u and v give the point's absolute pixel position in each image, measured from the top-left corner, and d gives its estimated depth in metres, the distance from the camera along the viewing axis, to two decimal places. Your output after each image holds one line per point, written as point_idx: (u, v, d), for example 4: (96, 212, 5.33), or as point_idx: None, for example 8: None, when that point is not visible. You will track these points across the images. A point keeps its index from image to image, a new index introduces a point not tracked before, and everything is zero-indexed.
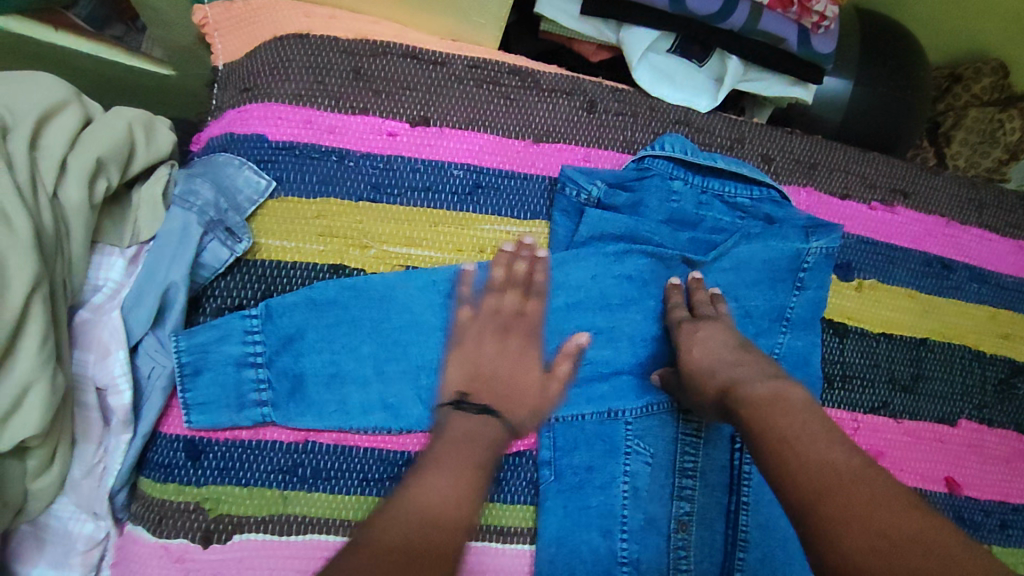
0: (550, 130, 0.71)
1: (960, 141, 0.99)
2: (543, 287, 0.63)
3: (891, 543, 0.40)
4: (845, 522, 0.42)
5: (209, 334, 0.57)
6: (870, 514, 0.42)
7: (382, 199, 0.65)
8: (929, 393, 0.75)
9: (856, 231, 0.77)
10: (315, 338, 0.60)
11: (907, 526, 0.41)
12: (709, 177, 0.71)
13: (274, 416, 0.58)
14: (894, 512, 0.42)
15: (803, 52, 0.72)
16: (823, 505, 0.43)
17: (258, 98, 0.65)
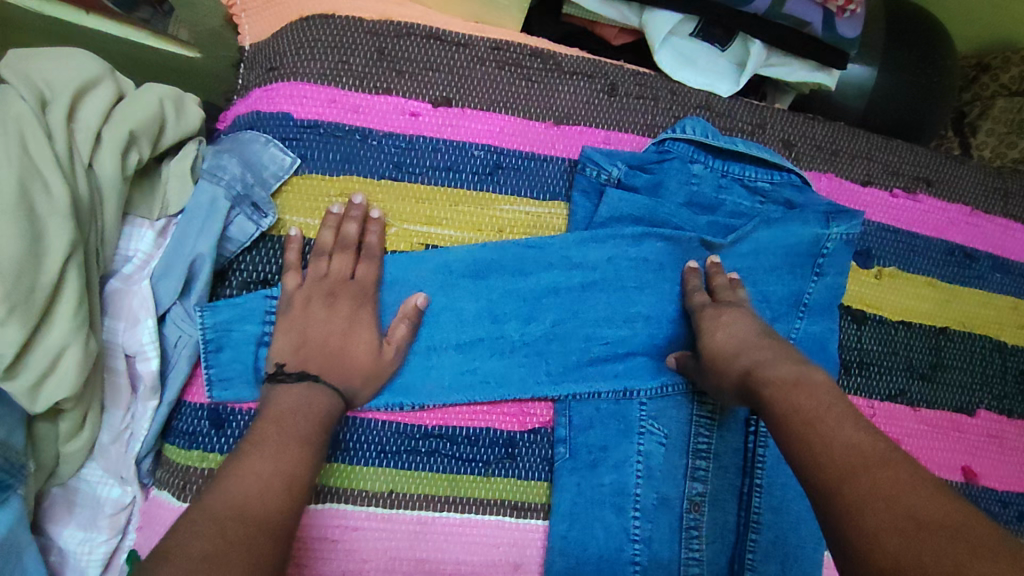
0: (570, 113, 0.71)
1: (986, 132, 0.97)
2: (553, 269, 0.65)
3: (918, 524, 0.38)
4: (872, 502, 0.41)
5: (233, 313, 0.59)
6: (898, 496, 0.40)
7: (403, 178, 0.65)
8: (948, 382, 0.75)
9: (878, 218, 0.77)
10: None
11: (934, 508, 0.39)
12: (730, 161, 0.71)
13: None
14: (924, 483, 0.41)
15: (828, 35, 0.72)
16: (849, 486, 0.43)
17: (284, 77, 0.66)
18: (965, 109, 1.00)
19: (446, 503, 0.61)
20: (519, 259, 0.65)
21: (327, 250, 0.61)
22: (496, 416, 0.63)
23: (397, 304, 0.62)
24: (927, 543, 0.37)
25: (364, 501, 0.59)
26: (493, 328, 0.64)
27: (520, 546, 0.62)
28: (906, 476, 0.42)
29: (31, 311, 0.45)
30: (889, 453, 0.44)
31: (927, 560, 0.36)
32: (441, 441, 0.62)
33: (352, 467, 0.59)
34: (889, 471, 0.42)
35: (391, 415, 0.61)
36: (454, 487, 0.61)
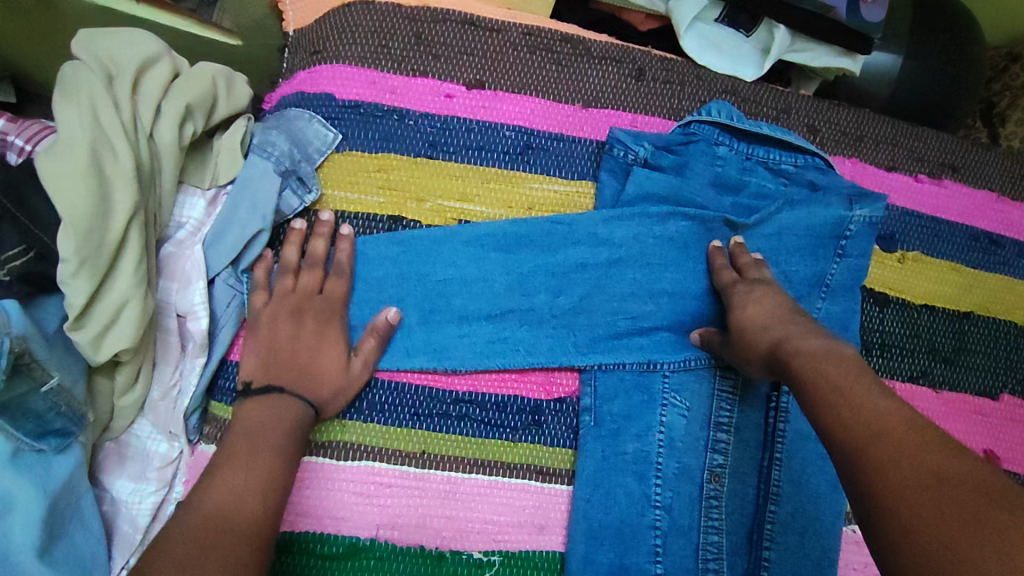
0: (599, 97, 0.73)
1: (1016, 121, 0.97)
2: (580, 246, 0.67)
3: (942, 479, 0.40)
4: (895, 461, 0.42)
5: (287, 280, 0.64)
6: (923, 454, 0.42)
7: (438, 157, 0.68)
8: (971, 366, 0.75)
9: (901, 203, 0.78)
10: (367, 287, 0.64)
11: (959, 464, 0.40)
12: (754, 144, 0.73)
13: None
14: (948, 443, 0.42)
15: (853, 20, 0.75)
16: (872, 446, 0.44)
17: (327, 60, 0.70)
18: (994, 99, 1.00)
19: (475, 465, 0.63)
20: (547, 235, 0.67)
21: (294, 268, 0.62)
22: (523, 384, 0.66)
23: (431, 276, 0.65)
24: (950, 497, 0.38)
25: (397, 460, 0.62)
26: (521, 301, 0.66)
27: (544, 508, 0.64)
28: (930, 437, 0.43)
29: (97, 266, 0.50)
30: (914, 415, 0.45)
31: (950, 512, 0.37)
32: (471, 406, 0.64)
33: (387, 428, 0.63)
34: (914, 432, 0.43)
35: (423, 379, 0.64)
36: (482, 451, 0.64)
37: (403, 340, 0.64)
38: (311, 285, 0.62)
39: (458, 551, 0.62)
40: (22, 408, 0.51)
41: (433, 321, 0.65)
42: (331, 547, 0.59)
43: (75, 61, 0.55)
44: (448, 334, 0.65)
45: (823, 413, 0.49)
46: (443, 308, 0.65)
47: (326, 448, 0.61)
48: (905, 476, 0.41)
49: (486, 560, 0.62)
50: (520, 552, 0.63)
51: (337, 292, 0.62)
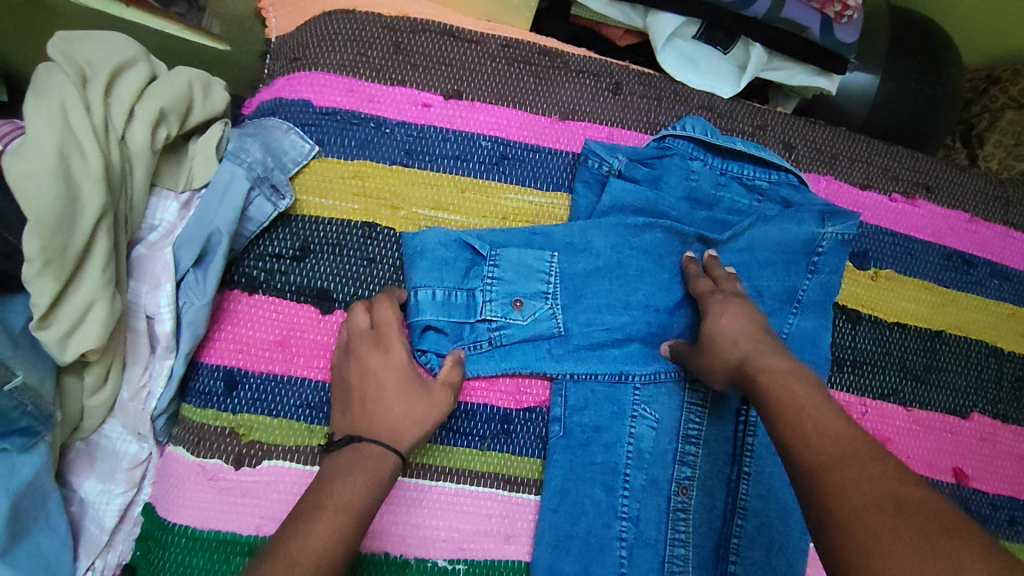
0: (575, 109, 0.74)
1: (994, 143, 0.98)
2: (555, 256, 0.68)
3: (897, 501, 0.39)
4: (853, 483, 0.42)
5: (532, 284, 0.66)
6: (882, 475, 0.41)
7: (414, 165, 0.69)
8: (941, 384, 0.76)
9: (874, 221, 0.78)
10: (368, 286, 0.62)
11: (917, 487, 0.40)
12: (728, 160, 0.74)
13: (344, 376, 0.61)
14: (907, 466, 0.42)
15: (827, 40, 0.74)
16: (834, 466, 0.43)
17: (306, 67, 0.71)
18: (972, 120, 1.01)
19: (442, 473, 0.63)
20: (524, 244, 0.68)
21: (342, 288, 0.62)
22: (494, 393, 0.66)
23: (430, 267, 0.65)
24: (907, 522, 0.38)
25: None
26: (501, 306, 0.66)
27: (510, 518, 0.64)
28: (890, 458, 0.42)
29: (63, 266, 0.50)
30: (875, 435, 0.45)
31: (907, 536, 0.37)
32: None
33: None
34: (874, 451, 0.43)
35: None
36: (450, 459, 0.64)
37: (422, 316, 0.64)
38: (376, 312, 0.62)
39: (422, 559, 0.61)
40: None
41: (448, 306, 0.65)
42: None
43: (51, 62, 0.56)
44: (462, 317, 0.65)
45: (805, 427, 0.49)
46: (452, 297, 0.65)
47: (295, 452, 0.61)
48: (864, 498, 0.41)
49: (450, 567, 0.62)
50: (486, 562, 0.63)
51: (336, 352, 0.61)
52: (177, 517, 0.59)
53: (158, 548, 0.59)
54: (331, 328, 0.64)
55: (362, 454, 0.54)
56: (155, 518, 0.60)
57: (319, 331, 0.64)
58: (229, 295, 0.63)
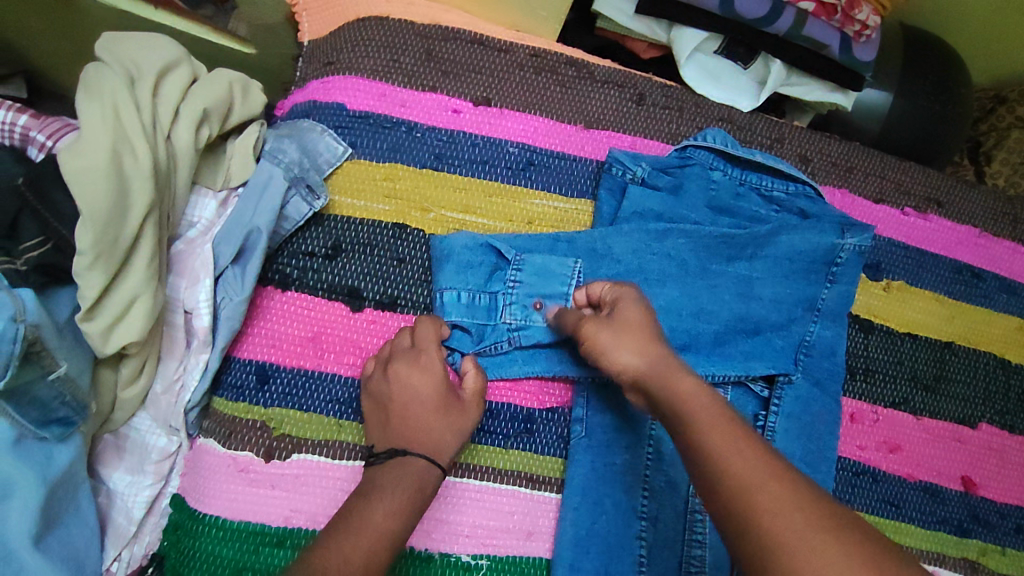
0: (600, 118, 0.76)
1: (1001, 161, 1.01)
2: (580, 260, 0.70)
3: None
4: None
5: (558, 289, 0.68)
6: None
7: (443, 169, 0.71)
8: (950, 394, 0.77)
9: (887, 233, 0.80)
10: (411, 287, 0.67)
11: None
12: (748, 170, 0.75)
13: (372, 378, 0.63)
14: None
15: (846, 58, 0.76)
16: None
17: (340, 71, 0.72)
18: (981, 139, 1.04)
19: (467, 470, 0.65)
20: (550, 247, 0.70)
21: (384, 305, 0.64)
22: (517, 393, 0.68)
23: (461, 265, 0.67)
24: None
25: None
26: (521, 311, 0.67)
27: (532, 515, 0.65)
28: None
29: (112, 259, 0.51)
30: None
31: None
32: None
33: None
34: None
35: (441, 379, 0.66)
36: (475, 456, 0.65)
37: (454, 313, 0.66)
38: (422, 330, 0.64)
39: (446, 554, 0.63)
40: (29, 395, 0.52)
41: (474, 305, 0.67)
42: (295, 541, 0.60)
43: (100, 62, 0.58)
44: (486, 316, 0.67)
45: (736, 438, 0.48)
46: (477, 297, 0.67)
47: (324, 447, 0.62)
48: None
49: (474, 563, 0.63)
50: (508, 558, 0.64)
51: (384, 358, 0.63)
52: (207, 508, 0.60)
53: (188, 537, 0.60)
54: (362, 325, 0.66)
55: (402, 465, 0.56)
56: (185, 508, 0.61)
57: (350, 328, 0.65)
58: (263, 291, 0.65)
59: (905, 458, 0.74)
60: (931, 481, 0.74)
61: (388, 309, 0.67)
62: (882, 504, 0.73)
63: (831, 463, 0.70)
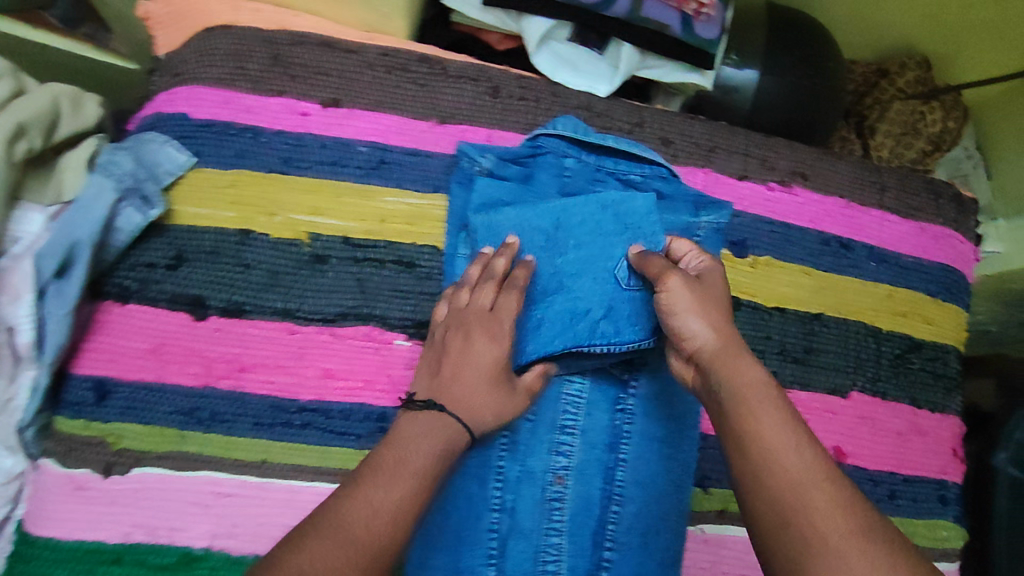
0: (454, 113, 0.75)
1: (884, 133, 1.03)
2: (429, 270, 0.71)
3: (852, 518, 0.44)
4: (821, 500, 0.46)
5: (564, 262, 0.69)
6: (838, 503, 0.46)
7: (290, 173, 0.70)
8: (821, 365, 0.78)
9: (752, 210, 0.80)
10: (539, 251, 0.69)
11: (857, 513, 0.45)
12: (603, 156, 0.74)
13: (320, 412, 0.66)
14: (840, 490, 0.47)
15: (689, 36, 0.77)
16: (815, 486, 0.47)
17: (184, 82, 0.71)
18: (865, 113, 1.06)
19: (282, 468, 0.64)
20: (591, 229, 0.71)
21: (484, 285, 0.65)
22: (369, 393, 0.67)
23: (555, 278, 0.69)
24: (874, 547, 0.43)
25: (252, 471, 0.64)
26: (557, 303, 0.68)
27: None
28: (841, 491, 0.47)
29: None
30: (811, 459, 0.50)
31: None
32: (315, 415, 0.66)
33: (229, 437, 0.64)
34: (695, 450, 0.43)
35: (346, 395, 0.66)
36: (288, 456, 0.65)
37: (529, 312, 0.68)
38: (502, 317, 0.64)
39: None
40: None
41: (573, 308, 0.68)
42: (165, 558, 0.61)
43: None
44: (609, 296, 0.69)
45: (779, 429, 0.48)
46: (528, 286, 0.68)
47: (165, 458, 0.62)
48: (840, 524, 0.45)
49: None
50: None
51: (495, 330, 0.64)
52: (43, 531, 0.60)
53: (20, 562, 0.59)
54: (205, 334, 0.65)
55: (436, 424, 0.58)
56: (22, 533, 0.60)
57: (193, 338, 0.65)
58: (102, 306, 0.64)
59: None
60: None
61: (234, 316, 0.66)
62: None
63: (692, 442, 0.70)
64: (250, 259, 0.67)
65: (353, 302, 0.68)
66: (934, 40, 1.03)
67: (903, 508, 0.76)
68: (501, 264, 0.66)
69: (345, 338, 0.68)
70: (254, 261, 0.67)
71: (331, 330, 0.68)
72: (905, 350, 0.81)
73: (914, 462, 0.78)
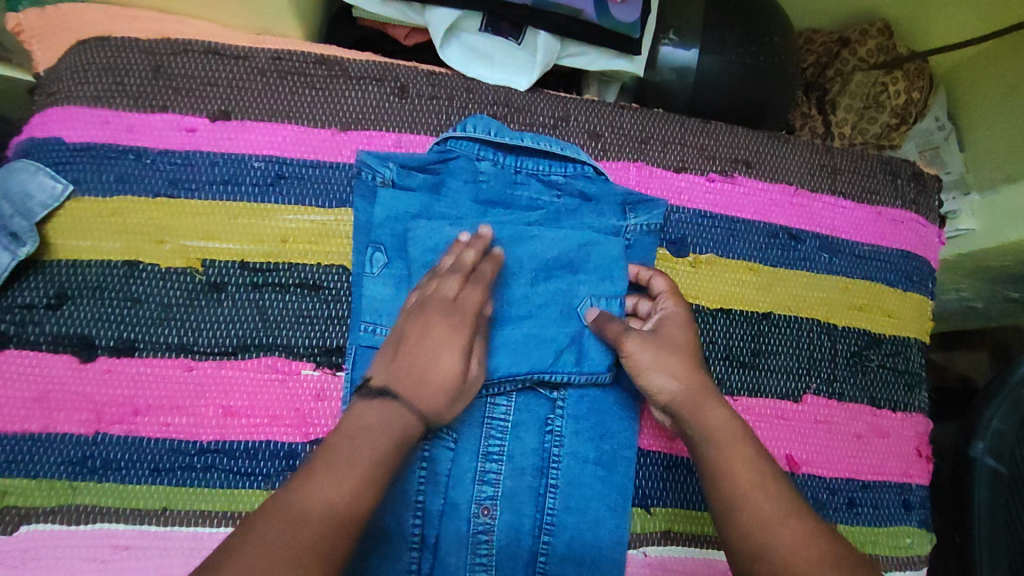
0: (358, 118, 0.69)
1: (845, 107, 0.97)
2: (333, 291, 0.65)
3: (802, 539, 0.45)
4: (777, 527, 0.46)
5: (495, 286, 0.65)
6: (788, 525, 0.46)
7: (179, 195, 0.65)
8: (770, 368, 0.73)
9: (692, 204, 0.74)
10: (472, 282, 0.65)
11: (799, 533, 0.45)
12: (522, 156, 0.69)
13: (221, 462, 0.61)
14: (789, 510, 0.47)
15: (604, 21, 0.70)
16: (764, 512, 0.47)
17: (59, 102, 0.66)
18: (827, 85, 0.99)
19: (186, 515, 0.59)
20: (555, 251, 0.66)
21: (442, 271, 0.61)
22: (276, 428, 0.62)
23: (523, 305, 0.66)
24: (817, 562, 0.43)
25: (156, 519, 0.59)
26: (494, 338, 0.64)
27: None
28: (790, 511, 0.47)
29: None
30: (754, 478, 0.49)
31: None
32: (218, 456, 0.61)
33: (125, 486, 0.59)
34: None
35: (249, 432, 0.62)
36: (191, 501, 0.60)
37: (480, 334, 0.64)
38: (470, 295, 0.60)
39: None
40: None
41: (539, 335, 0.65)
42: None
43: None
44: (574, 327, 0.66)
45: (747, 462, 0.51)
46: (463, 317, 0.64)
47: (56, 513, 0.58)
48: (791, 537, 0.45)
49: None
50: None
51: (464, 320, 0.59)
52: None
53: None
54: (93, 377, 0.60)
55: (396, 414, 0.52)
56: None
57: (82, 381, 0.60)
58: None
59: None
60: None
61: (125, 354, 0.61)
62: (695, 496, 0.69)
63: (628, 461, 0.66)
64: (140, 292, 0.63)
65: (253, 331, 0.63)
66: (897, 5, 0.96)
67: (864, 516, 0.72)
68: (475, 256, 0.61)
69: (246, 371, 0.63)
70: (145, 294, 0.63)
71: (231, 364, 0.63)
72: (862, 346, 0.75)
73: (875, 467, 0.73)
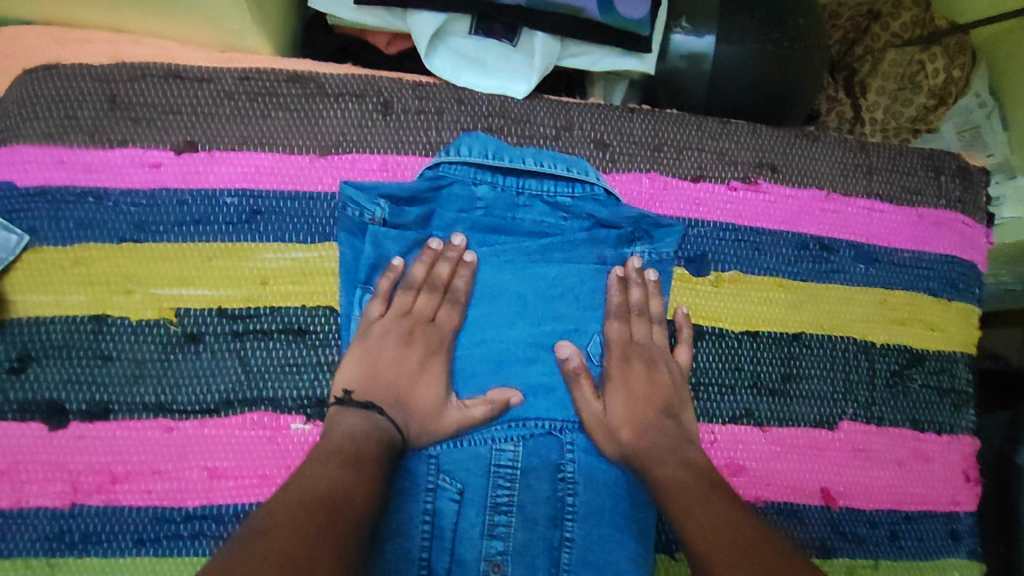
0: (338, 141, 0.62)
1: (877, 90, 0.87)
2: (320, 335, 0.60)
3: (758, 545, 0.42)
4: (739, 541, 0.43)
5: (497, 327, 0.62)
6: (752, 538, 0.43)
7: (146, 240, 0.59)
8: (802, 394, 0.66)
9: (713, 217, 0.67)
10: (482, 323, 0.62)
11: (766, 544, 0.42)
12: (523, 177, 0.63)
13: (209, 529, 0.56)
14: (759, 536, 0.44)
15: (610, 19, 0.63)
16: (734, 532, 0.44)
17: (6, 141, 0.59)
18: (856, 65, 0.89)
19: None
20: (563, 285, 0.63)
21: (417, 285, 0.61)
22: (265, 489, 0.57)
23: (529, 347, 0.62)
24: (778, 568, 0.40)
25: None
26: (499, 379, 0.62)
27: None
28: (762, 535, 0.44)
29: None
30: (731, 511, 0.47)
31: None
32: (205, 522, 0.56)
33: (105, 560, 0.55)
34: None
35: (237, 495, 0.57)
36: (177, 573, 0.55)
37: (480, 377, 0.62)
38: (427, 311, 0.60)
39: None
40: None
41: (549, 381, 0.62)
42: None
43: None
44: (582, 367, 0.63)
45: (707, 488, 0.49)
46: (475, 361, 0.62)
47: None
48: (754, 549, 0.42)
49: None
50: None
51: (439, 342, 0.60)
52: None
53: None
54: (65, 445, 0.56)
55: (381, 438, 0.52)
56: None
57: (53, 450, 0.56)
58: None
59: (749, 480, 0.64)
60: (785, 500, 0.64)
61: (98, 418, 0.57)
62: None
63: (650, 508, 0.60)
64: (111, 348, 0.58)
65: (236, 385, 0.58)
66: None
67: (908, 550, 0.66)
68: (449, 269, 0.61)
69: (230, 429, 0.58)
70: (117, 350, 0.58)
71: (214, 422, 0.58)
72: (903, 364, 0.69)
73: (919, 495, 0.68)
